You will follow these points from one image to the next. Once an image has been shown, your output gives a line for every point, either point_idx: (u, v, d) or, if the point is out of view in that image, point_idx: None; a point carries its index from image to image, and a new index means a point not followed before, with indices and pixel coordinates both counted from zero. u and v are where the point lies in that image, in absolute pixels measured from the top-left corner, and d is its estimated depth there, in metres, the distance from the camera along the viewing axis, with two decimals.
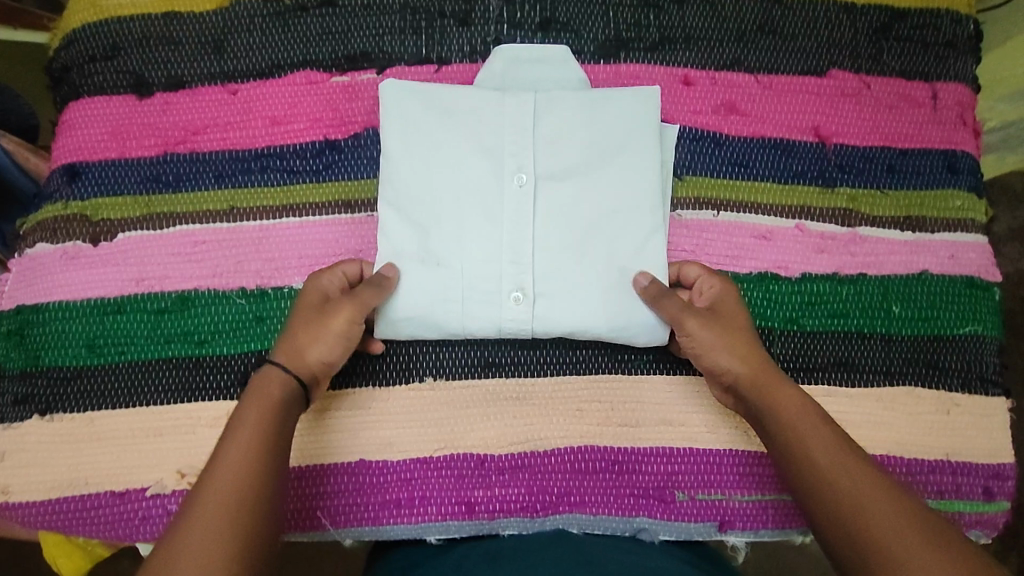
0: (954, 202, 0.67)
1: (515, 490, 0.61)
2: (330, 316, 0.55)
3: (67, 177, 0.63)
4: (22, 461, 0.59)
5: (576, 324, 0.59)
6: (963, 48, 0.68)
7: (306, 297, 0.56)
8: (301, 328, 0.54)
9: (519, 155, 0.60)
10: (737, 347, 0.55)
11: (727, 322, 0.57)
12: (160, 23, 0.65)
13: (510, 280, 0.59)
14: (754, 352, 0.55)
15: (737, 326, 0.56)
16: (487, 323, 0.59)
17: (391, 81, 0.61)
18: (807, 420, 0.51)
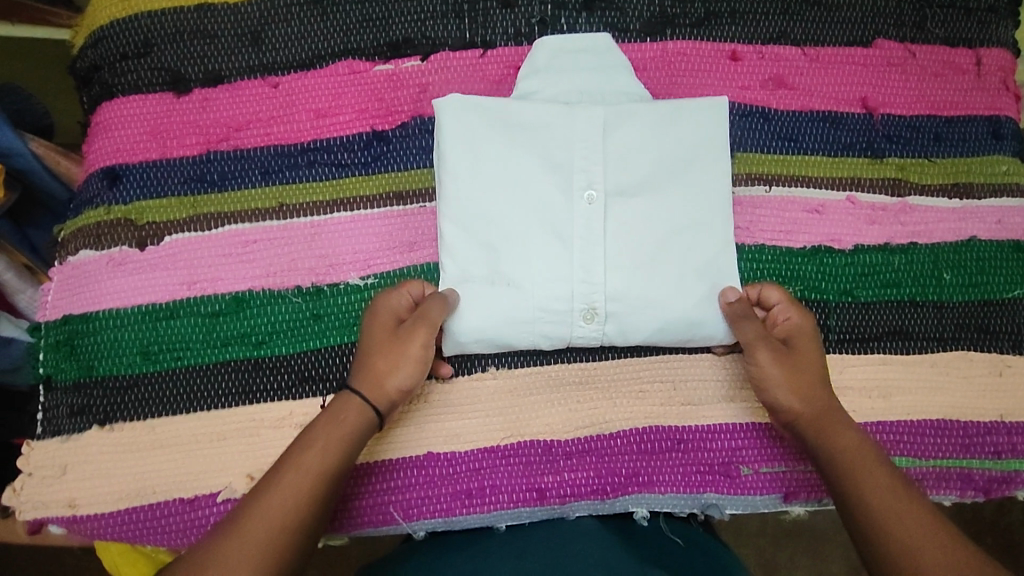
0: (998, 167, 0.67)
1: (584, 474, 0.61)
2: (402, 341, 0.55)
3: (108, 180, 0.62)
4: (85, 474, 0.58)
5: (646, 333, 0.59)
6: (1005, 12, 0.68)
7: (375, 320, 0.56)
8: (376, 355, 0.55)
9: (588, 171, 0.58)
10: (804, 383, 0.56)
11: (801, 356, 0.57)
12: (194, 16, 0.63)
13: (581, 299, 0.58)
14: (822, 388, 0.56)
15: (812, 360, 0.57)
16: (558, 338, 0.59)
17: (446, 97, 0.60)
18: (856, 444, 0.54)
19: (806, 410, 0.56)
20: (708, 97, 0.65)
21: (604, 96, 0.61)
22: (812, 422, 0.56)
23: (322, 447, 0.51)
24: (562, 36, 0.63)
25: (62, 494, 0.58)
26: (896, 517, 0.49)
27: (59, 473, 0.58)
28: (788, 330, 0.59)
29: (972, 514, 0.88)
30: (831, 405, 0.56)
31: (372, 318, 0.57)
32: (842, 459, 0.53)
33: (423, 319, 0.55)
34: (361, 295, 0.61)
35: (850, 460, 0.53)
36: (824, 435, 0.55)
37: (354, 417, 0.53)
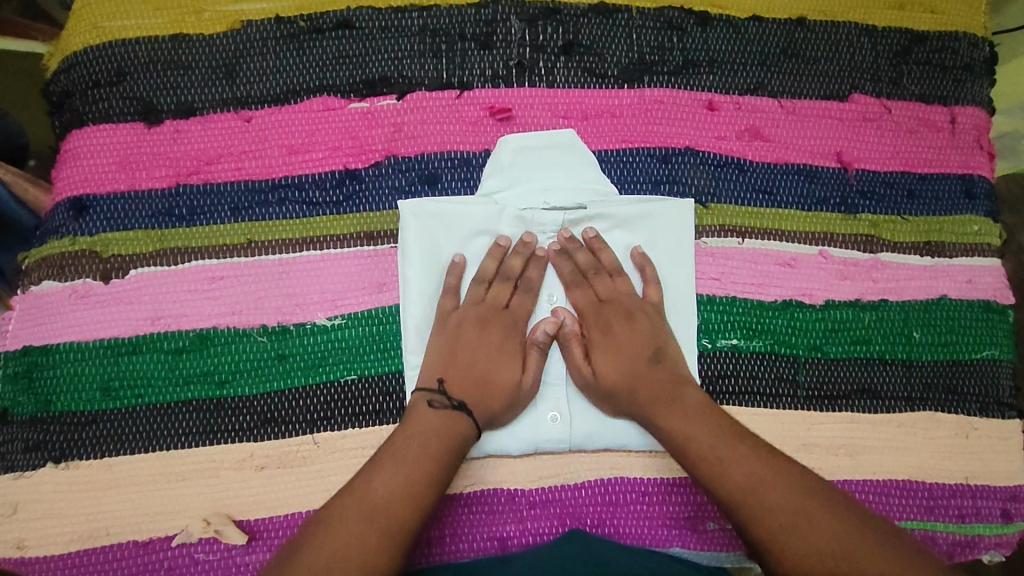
0: (970, 227, 0.68)
1: (547, 524, 0.61)
2: (514, 372, 0.58)
3: (74, 211, 0.61)
4: (38, 512, 0.57)
5: (613, 436, 0.61)
6: (979, 71, 0.69)
7: (496, 318, 0.59)
8: (487, 381, 0.57)
9: (549, 277, 0.62)
10: (644, 391, 0.57)
11: (612, 366, 0.58)
12: (169, 46, 0.62)
13: (546, 403, 0.60)
14: (660, 400, 0.57)
15: (630, 360, 0.59)
16: (526, 442, 0.60)
17: (410, 201, 0.61)
18: (733, 450, 0.53)
19: (686, 440, 0.54)
20: (684, 146, 0.65)
21: (565, 194, 0.63)
22: (694, 451, 0.54)
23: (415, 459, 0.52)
24: (526, 132, 0.63)
25: (10, 534, 0.57)
26: (773, 496, 0.50)
27: (9, 511, 0.57)
28: (584, 308, 0.61)
29: None
30: (707, 424, 0.55)
31: (457, 321, 0.59)
32: (738, 493, 0.51)
33: (529, 364, 0.59)
34: (328, 337, 0.60)
35: (745, 498, 0.51)
36: (704, 462, 0.53)
37: (448, 422, 0.55)
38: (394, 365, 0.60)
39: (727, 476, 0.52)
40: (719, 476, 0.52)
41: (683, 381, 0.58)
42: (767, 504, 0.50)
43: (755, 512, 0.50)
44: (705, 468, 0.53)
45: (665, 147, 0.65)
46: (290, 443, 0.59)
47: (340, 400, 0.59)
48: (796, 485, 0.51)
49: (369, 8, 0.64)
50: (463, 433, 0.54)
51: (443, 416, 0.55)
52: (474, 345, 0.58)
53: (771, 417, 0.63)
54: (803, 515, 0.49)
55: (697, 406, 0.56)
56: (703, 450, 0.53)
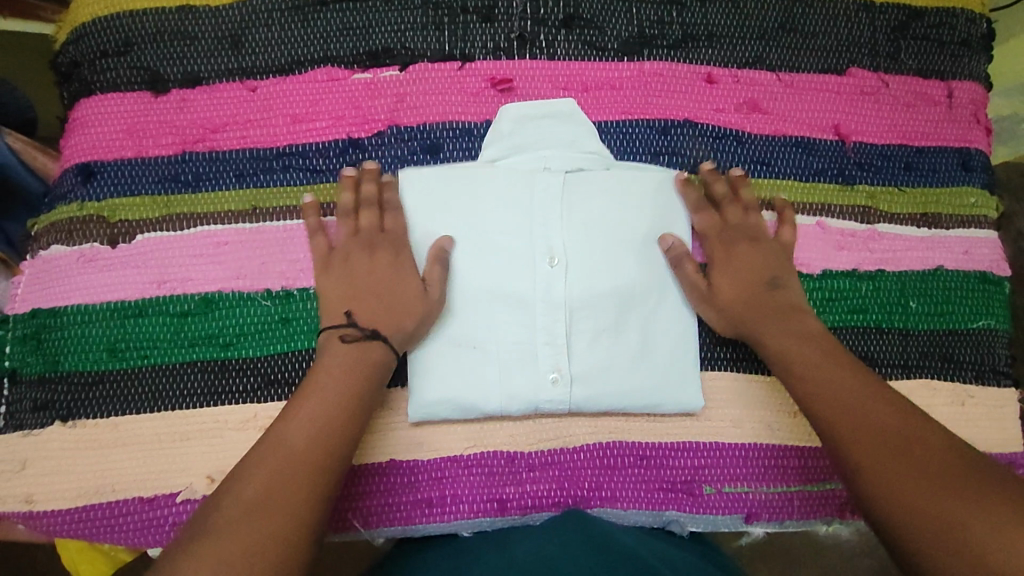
0: (967, 199, 0.68)
1: (546, 487, 0.61)
2: (415, 285, 0.58)
3: (82, 177, 0.62)
4: (45, 470, 0.58)
5: (613, 397, 0.61)
6: (976, 47, 0.70)
7: (378, 246, 0.59)
8: (383, 297, 0.57)
9: (547, 236, 0.61)
10: (753, 310, 0.59)
11: (731, 284, 0.60)
12: (176, 17, 0.64)
13: (546, 362, 0.60)
14: (772, 316, 0.59)
15: (749, 280, 0.60)
16: (526, 401, 0.60)
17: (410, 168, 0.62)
18: (828, 366, 0.55)
19: (805, 365, 0.55)
20: (683, 117, 0.66)
21: (563, 159, 0.63)
22: (801, 374, 0.55)
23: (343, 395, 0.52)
24: (525, 102, 0.65)
25: (18, 490, 0.58)
26: (864, 408, 0.51)
27: (17, 469, 0.58)
28: (707, 231, 0.63)
29: None
30: (822, 346, 0.56)
31: (339, 257, 0.59)
32: (852, 425, 0.50)
33: (430, 277, 0.59)
34: None
35: (839, 412, 0.52)
36: (816, 394, 0.54)
37: (358, 348, 0.55)
38: None
39: (819, 386, 0.54)
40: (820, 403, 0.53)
41: (800, 308, 0.60)
42: (861, 413, 0.51)
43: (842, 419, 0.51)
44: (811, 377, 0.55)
45: (664, 119, 0.66)
46: None
47: None
48: (886, 399, 0.52)
49: None
50: (378, 363, 0.54)
51: (356, 349, 0.54)
52: (365, 271, 0.58)
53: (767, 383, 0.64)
54: (892, 424, 0.50)
55: (817, 333, 0.58)
56: (802, 360, 0.56)
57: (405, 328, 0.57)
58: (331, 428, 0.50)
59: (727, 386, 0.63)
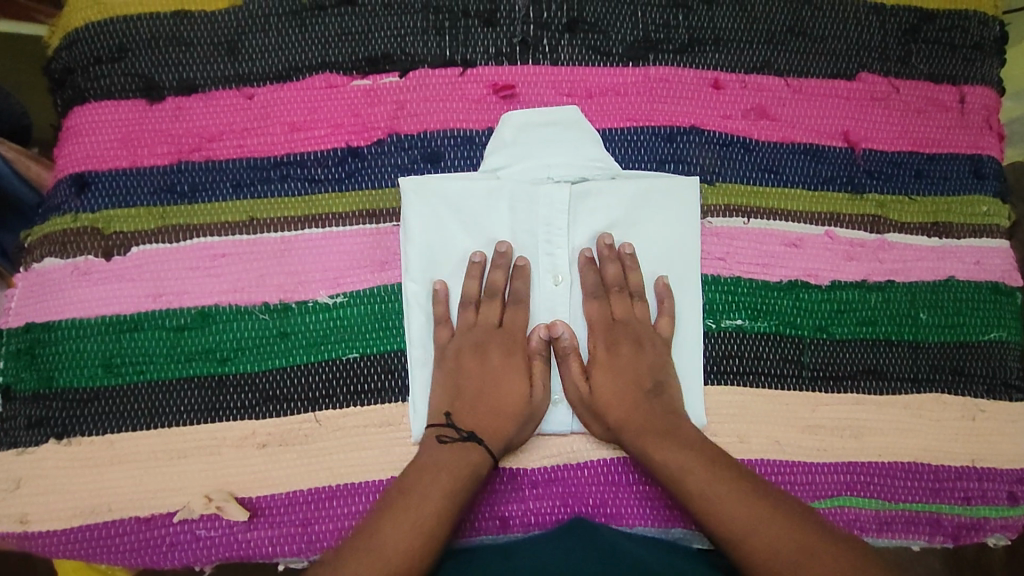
0: (979, 208, 0.67)
1: (549, 504, 0.60)
2: (516, 385, 0.58)
3: (75, 187, 0.60)
4: (40, 488, 0.57)
5: None
6: (990, 50, 0.68)
7: (491, 341, 0.59)
8: (496, 403, 0.57)
9: (552, 254, 0.61)
10: (640, 422, 0.57)
11: (610, 385, 0.58)
12: (171, 22, 0.62)
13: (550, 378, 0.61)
14: (658, 431, 0.56)
15: (630, 386, 0.58)
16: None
17: (410, 177, 0.61)
18: (720, 478, 0.53)
19: (682, 472, 0.54)
20: (689, 125, 0.65)
21: (568, 170, 0.62)
22: (681, 479, 0.53)
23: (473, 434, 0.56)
24: (528, 109, 0.63)
25: (13, 509, 0.57)
26: (765, 529, 0.50)
27: (12, 487, 0.57)
28: (596, 322, 0.60)
29: (947, 554, 0.86)
30: (702, 456, 0.54)
31: (454, 351, 0.59)
32: (730, 529, 0.50)
33: (537, 376, 0.59)
34: (330, 314, 0.60)
35: (745, 527, 0.50)
36: (698, 496, 0.52)
37: (456, 455, 0.54)
38: (397, 343, 0.60)
39: (714, 509, 0.51)
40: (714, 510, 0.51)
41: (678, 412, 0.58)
42: (760, 523, 0.50)
43: (754, 534, 0.50)
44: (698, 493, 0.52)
45: (670, 126, 0.65)
46: (293, 421, 0.59)
47: (341, 376, 0.59)
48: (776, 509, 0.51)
49: None
50: (476, 465, 0.54)
51: (454, 450, 0.55)
52: (477, 372, 0.58)
53: (775, 398, 0.62)
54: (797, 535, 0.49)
55: (696, 440, 0.56)
56: (693, 479, 0.53)
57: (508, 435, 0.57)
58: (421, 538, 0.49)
59: (735, 401, 0.62)
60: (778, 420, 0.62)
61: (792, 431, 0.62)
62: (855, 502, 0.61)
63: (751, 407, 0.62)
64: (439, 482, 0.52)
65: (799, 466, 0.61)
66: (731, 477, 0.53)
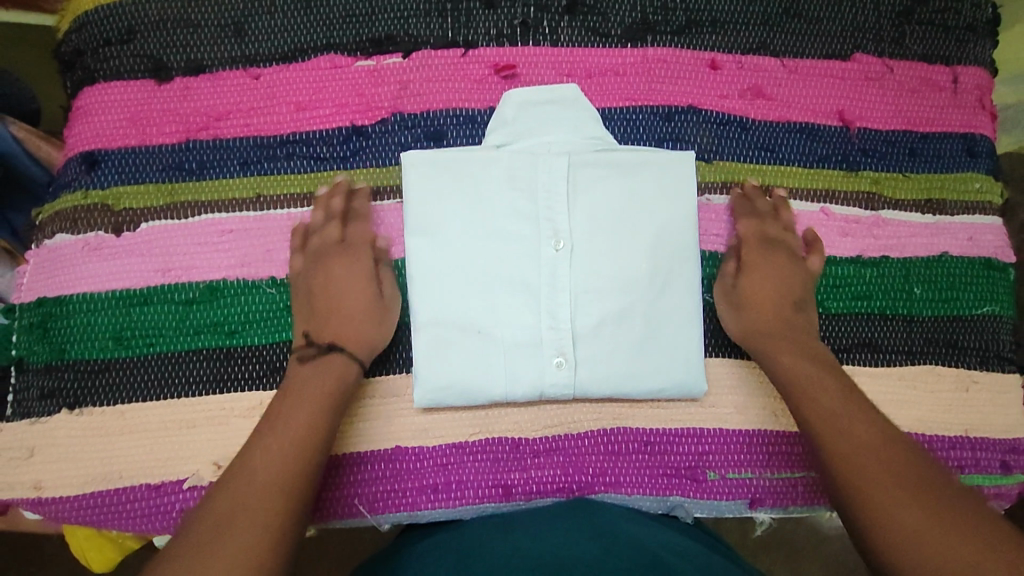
0: (972, 185, 0.68)
1: (550, 472, 0.61)
2: (369, 292, 0.59)
3: (86, 165, 0.62)
4: (52, 457, 0.58)
5: (616, 382, 0.61)
6: (982, 32, 0.70)
7: (334, 258, 0.60)
8: (348, 310, 0.58)
9: (552, 220, 0.61)
10: (772, 328, 0.60)
11: (766, 287, 0.61)
12: (178, 5, 0.63)
13: (551, 345, 0.60)
14: (790, 339, 0.59)
15: (783, 292, 0.61)
16: (531, 386, 0.60)
17: (413, 152, 0.62)
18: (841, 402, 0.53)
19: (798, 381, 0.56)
20: (687, 104, 0.66)
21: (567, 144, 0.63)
22: (800, 385, 0.55)
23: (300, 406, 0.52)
24: (529, 87, 0.64)
25: (27, 477, 0.58)
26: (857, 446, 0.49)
27: (26, 456, 0.59)
28: (748, 237, 0.63)
29: None
30: (833, 373, 0.56)
31: (307, 276, 0.59)
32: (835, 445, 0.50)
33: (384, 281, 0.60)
34: None
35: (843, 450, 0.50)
36: (819, 413, 0.53)
37: (323, 367, 0.55)
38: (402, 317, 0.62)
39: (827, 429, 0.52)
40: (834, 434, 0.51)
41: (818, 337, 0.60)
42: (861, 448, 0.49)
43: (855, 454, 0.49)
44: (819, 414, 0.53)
45: (668, 106, 0.66)
46: None
47: None
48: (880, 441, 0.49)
49: None
50: (342, 372, 0.55)
51: (318, 366, 0.55)
52: (338, 284, 0.59)
53: None
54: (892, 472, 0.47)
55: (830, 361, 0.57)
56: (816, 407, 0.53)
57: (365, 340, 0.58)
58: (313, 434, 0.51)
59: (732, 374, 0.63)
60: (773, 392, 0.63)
61: None
62: None
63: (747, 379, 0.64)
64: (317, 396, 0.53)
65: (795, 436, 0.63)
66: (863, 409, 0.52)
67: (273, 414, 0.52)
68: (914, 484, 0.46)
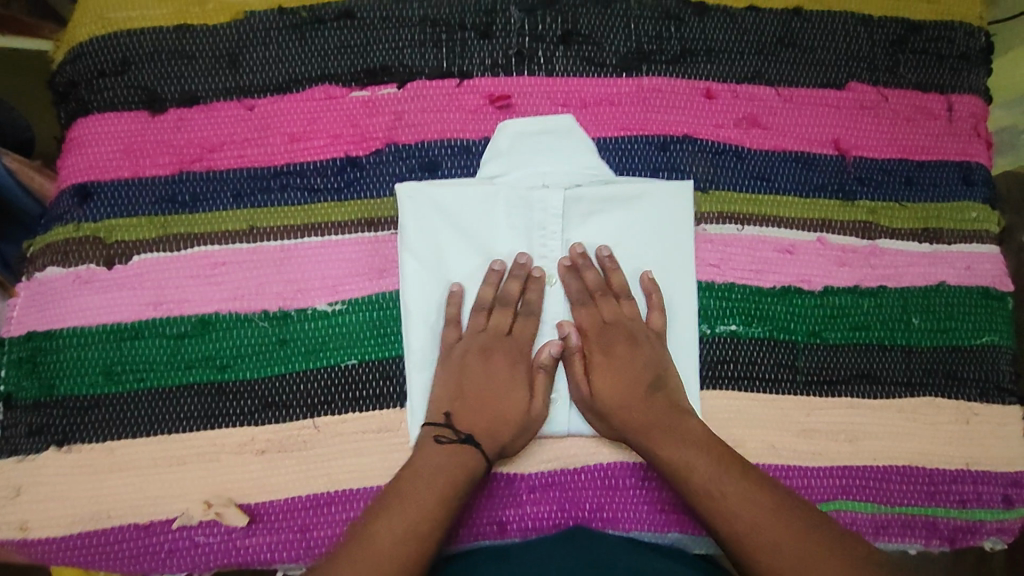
0: (969, 214, 0.68)
1: (546, 508, 0.60)
2: (522, 395, 0.59)
3: (78, 198, 0.61)
4: (39, 495, 0.57)
5: None
6: (976, 60, 0.70)
7: (499, 346, 0.60)
8: (491, 406, 0.58)
9: (547, 255, 0.62)
10: (636, 420, 0.58)
11: (612, 382, 0.59)
12: (173, 36, 0.63)
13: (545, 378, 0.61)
14: (660, 430, 0.57)
15: (630, 385, 0.59)
16: None
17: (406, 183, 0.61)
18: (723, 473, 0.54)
19: (687, 469, 0.55)
20: (682, 133, 0.66)
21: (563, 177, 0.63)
22: (682, 476, 0.55)
23: (421, 506, 0.52)
24: (522, 117, 0.64)
25: (13, 516, 0.57)
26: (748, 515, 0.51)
27: (12, 495, 0.57)
28: (588, 328, 0.61)
29: (947, 562, 0.86)
30: (710, 454, 0.55)
31: (462, 352, 0.59)
32: (736, 524, 0.52)
33: (536, 391, 0.60)
34: (329, 321, 0.61)
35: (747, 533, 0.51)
36: (706, 494, 0.53)
37: (450, 457, 0.55)
38: (395, 350, 0.61)
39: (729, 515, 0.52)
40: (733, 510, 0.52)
41: (684, 409, 0.59)
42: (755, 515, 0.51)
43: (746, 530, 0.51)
44: (706, 495, 0.53)
45: (664, 135, 0.66)
46: (291, 427, 0.59)
47: (340, 380, 0.60)
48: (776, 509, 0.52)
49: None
50: (471, 468, 0.55)
51: (451, 452, 0.55)
52: (482, 373, 0.59)
53: (769, 403, 0.63)
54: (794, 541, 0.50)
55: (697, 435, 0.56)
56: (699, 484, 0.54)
57: (504, 441, 0.58)
58: (426, 522, 0.51)
59: (730, 407, 0.63)
60: (772, 425, 0.63)
61: (788, 435, 0.63)
62: (850, 506, 0.62)
63: (746, 412, 0.63)
64: (433, 480, 0.53)
65: (795, 470, 0.62)
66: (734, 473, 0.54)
67: (382, 503, 0.53)
68: (814, 544, 0.50)
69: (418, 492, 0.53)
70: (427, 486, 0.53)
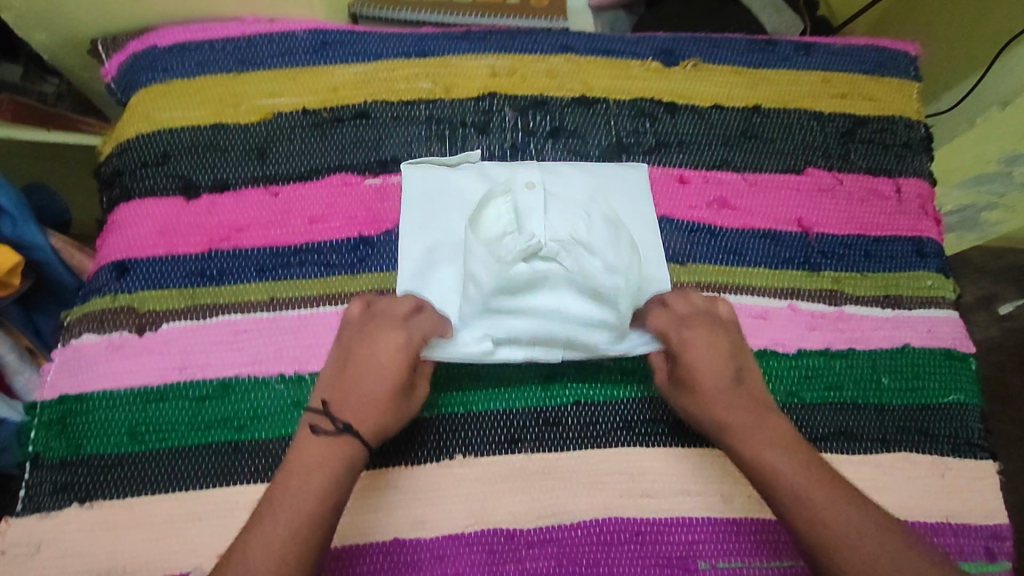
0: (925, 282, 0.75)
1: (544, 564, 0.63)
2: (403, 358, 0.59)
3: (117, 273, 0.68)
4: (59, 552, 0.60)
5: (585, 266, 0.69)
6: (918, 149, 0.79)
7: (386, 326, 0.60)
8: (369, 388, 0.58)
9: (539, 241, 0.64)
10: (729, 415, 0.60)
11: (705, 359, 0.62)
12: (209, 133, 0.72)
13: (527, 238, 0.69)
14: (755, 425, 0.59)
15: (720, 355, 0.62)
16: None
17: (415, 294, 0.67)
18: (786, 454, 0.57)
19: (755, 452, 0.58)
20: (660, 214, 0.73)
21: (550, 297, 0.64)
22: (755, 458, 0.58)
23: (302, 488, 0.52)
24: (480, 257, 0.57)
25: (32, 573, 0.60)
26: (821, 501, 0.53)
27: (32, 552, 0.60)
28: (670, 325, 0.64)
29: None
30: (774, 434, 0.58)
31: (364, 314, 0.61)
32: (808, 518, 0.53)
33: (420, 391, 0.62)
34: None
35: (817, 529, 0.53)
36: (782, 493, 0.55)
37: (328, 448, 0.54)
38: None
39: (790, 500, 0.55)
40: (811, 518, 0.53)
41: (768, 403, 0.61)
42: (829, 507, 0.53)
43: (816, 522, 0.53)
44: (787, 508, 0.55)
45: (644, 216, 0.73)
46: None
47: None
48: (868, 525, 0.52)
49: (384, 102, 0.74)
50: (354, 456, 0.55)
51: (330, 442, 0.54)
52: (371, 355, 0.59)
53: None
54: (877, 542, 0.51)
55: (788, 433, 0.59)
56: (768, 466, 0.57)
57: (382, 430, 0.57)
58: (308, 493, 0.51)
59: (717, 462, 0.66)
60: None
61: None
62: None
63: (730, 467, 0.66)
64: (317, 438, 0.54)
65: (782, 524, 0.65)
66: (796, 452, 0.57)
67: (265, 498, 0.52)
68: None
69: (296, 492, 0.51)
70: (309, 471, 0.53)
